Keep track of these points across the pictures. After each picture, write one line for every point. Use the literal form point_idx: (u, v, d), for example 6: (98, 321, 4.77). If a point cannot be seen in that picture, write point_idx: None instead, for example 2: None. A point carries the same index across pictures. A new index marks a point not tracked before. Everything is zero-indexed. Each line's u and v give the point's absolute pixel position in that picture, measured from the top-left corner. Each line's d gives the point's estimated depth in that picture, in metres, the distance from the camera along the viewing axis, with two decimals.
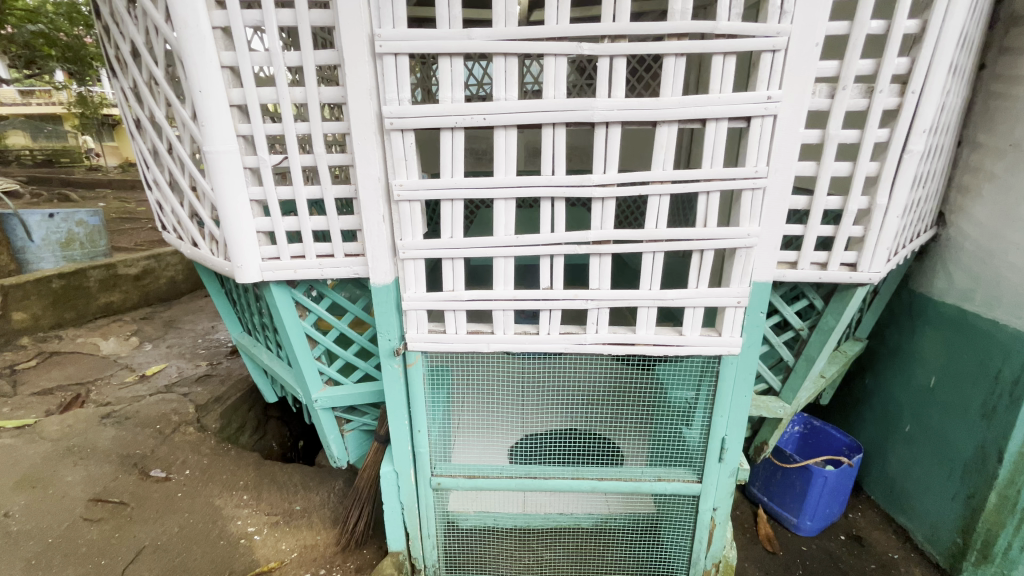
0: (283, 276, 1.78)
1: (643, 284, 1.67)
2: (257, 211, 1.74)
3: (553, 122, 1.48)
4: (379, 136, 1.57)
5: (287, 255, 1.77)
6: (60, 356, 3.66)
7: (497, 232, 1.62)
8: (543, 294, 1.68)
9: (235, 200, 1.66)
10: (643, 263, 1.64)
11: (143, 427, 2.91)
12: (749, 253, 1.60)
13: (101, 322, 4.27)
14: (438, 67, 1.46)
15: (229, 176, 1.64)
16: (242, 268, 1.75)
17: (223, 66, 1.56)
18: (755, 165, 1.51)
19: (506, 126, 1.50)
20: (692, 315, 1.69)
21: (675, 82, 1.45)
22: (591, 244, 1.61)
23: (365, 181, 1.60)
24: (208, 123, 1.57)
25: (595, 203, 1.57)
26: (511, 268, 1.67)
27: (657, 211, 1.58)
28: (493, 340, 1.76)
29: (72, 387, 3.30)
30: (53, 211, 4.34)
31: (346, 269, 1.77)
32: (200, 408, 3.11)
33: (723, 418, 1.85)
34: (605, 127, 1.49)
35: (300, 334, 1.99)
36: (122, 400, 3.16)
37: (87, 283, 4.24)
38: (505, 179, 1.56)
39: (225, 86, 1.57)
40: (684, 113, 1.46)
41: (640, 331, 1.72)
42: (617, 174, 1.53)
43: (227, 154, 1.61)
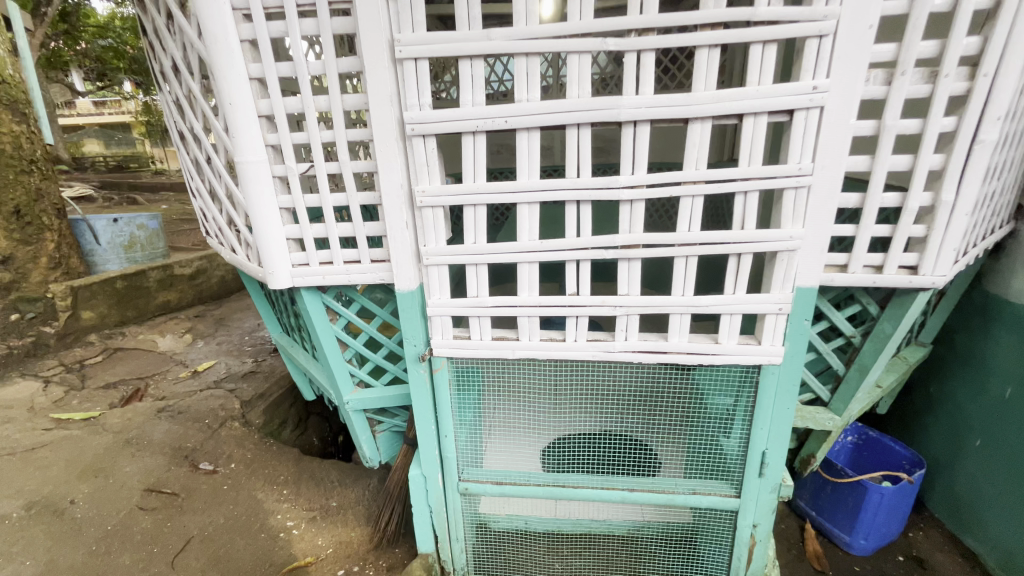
0: (312, 282, 1.82)
1: (675, 290, 1.58)
2: (286, 218, 1.77)
3: (577, 123, 1.42)
4: (400, 142, 1.56)
5: (316, 261, 1.80)
6: (124, 352, 3.92)
7: (521, 237, 1.58)
8: (569, 300, 1.62)
9: (266, 208, 1.70)
10: (675, 268, 1.55)
11: (193, 421, 3.07)
12: (792, 256, 1.48)
13: (160, 319, 4.56)
14: (459, 71, 1.43)
15: (258, 185, 1.67)
16: (274, 274, 1.79)
17: (252, 78, 1.59)
18: (799, 162, 1.39)
19: (528, 128, 1.45)
20: (728, 322, 1.59)
21: (708, 75, 1.35)
22: (619, 249, 1.53)
23: (388, 189, 1.60)
24: (238, 134, 1.61)
25: (622, 206, 1.50)
26: (536, 273, 1.62)
27: (689, 212, 1.48)
28: (518, 346, 1.72)
29: (133, 381, 3.53)
30: (116, 216, 4.66)
31: (371, 275, 1.77)
32: (245, 404, 3.27)
33: (764, 431, 1.73)
34: (633, 126, 1.41)
35: (331, 338, 2.02)
36: (177, 394, 3.35)
37: (147, 283, 4.52)
38: (528, 183, 1.50)
39: (254, 98, 1.60)
40: (717, 109, 1.36)
41: (672, 338, 1.63)
42: (646, 175, 1.45)
43: (258, 163, 1.65)
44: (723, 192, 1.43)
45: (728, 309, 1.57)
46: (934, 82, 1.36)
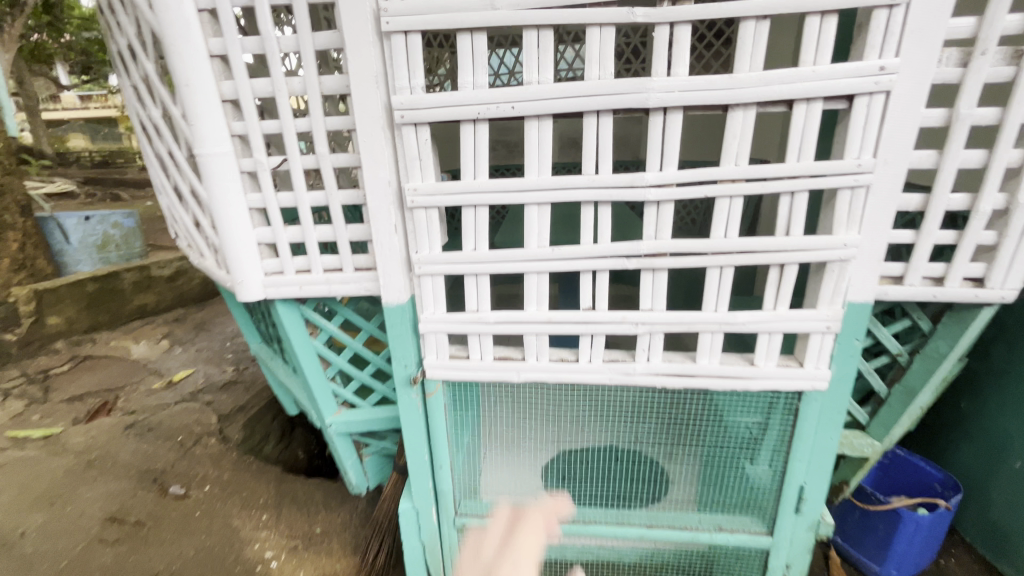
0: (287, 293, 1.59)
1: (707, 305, 1.37)
2: (258, 220, 1.54)
3: (598, 109, 1.20)
4: (388, 132, 1.34)
5: (292, 269, 1.57)
6: (93, 360, 3.65)
7: (529, 243, 1.35)
8: (583, 316, 1.40)
9: (232, 209, 1.47)
10: (708, 280, 1.34)
11: (164, 439, 2.82)
12: (845, 268, 1.27)
13: (136, 324, 4.29)
14: (457, 47, 1.21)
15: (223, 181, 1.44)
16: (243, 283, 1.56)
17: (213, 55, 1.35)
18: (858, 157, 1.18)
19: (540, 115, 1.23)
20: (766, 341, 1.38)
21: (755, 53, 1.13)
22: (643, 257, 1.32)
23: (374, 186, 1.37)
24: (198, 122, 1.38)
25: (649, 208, 1.28)
26: (546, 284, 1.40)
27: (726, 216, 1.27)
28: (524, 368, 1.50)
29: (101, 393, 3.27)
30: (88, 213, 4.37)
31: (355, 285, 1.54)
32: (223, 418, 3.02)
33: (802, 463, 1.53)
34: (663, 114, 1.20)
35: (311, 355, 1.80)
36: (148, 408, 3.10)
37: (122, 286, 4.24)
38: (538, 181, 1.28)
39: (216, 79, 1.37)
40: (764, 94, 1.14)
41: (702, 360, 1.43)
42: (677, 172, 1.23)
43: (223, 156, 1.42)
44: (767, 192, 1.22)
45: (767, 327, 1.36)
46: (1018, 63, 1.16)
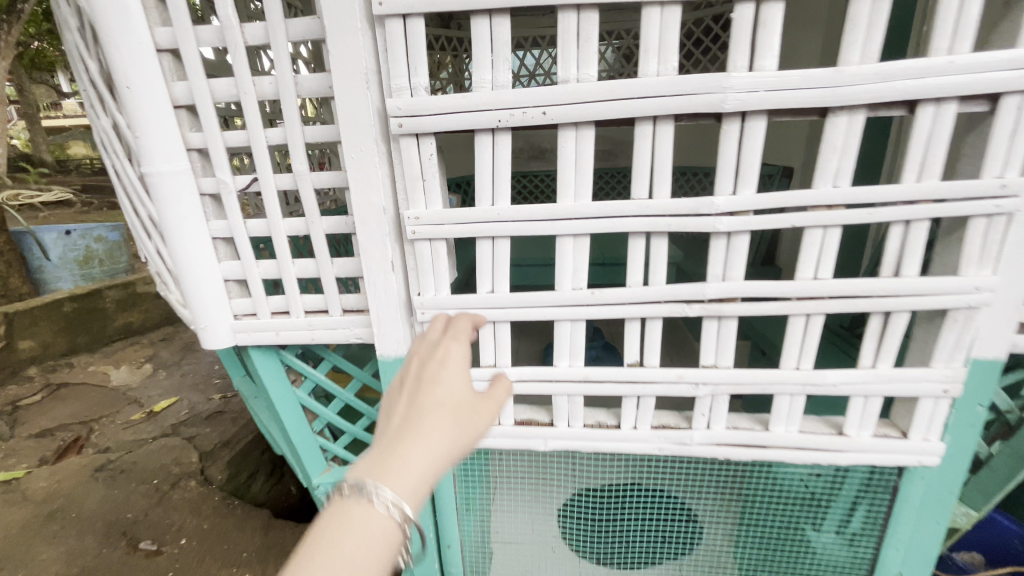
0: (263, 339, 1.31)
1: (787, 362, 1.08)
2: (225, 252, 1.26)
3: (654, 115, 0.92)
4: (384, 145, 1.06)
5: (267, 311, 1.29)
6: (69, 388, 3.38)
7: (562, 285, 1.07)
8: (628, 374, 1.12)
9: (191, 240, 1.19)
10: (789, 331, 1.05)
11: (138, 482, 2.54)
12: (972, 317, 0.98)
13: (119, 345, 4.02)
14: (472, 35, 0.93)
15: (177, 206, 1.16)
16: (209, 328, 1.28)
17: (160, 49, 1.08)
18: (1000, 176, 0.90)
19: (578, 122, 0.95)
20: (860, 406, 1.09)
21: (868, 40, 0.85)
22: (707, 303, 1.04)
23: (365, 213, 1.09)
24: (143, 134, 1.10)
25: (715, 241, 1.00)
26: (582, 334, 1.11)
27: (817, 251, 0.99)
28: (552, 437, 1.22)
29: (74, 427, 2.99)
30: (69, 227, 4.05)
31: (343, 331, 1.26)
32: (205, 456, 2.74)
33: (898, 551, 1.25)
34: (740, 121, 0.92)
35: (293, 408, 1.52)
36: (123, 445, 2.82)
37: (104, 304, 3.97)
38: (574, 207, 1.00)
39: (165, 80, 1.09)
40: (881, 95, 0.86)
41: (775, 427, 1.14)
42: (756, 196, 0.95)
43: (177, 176, 1.14)
44: (876, 222, 0.94)
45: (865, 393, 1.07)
46: None
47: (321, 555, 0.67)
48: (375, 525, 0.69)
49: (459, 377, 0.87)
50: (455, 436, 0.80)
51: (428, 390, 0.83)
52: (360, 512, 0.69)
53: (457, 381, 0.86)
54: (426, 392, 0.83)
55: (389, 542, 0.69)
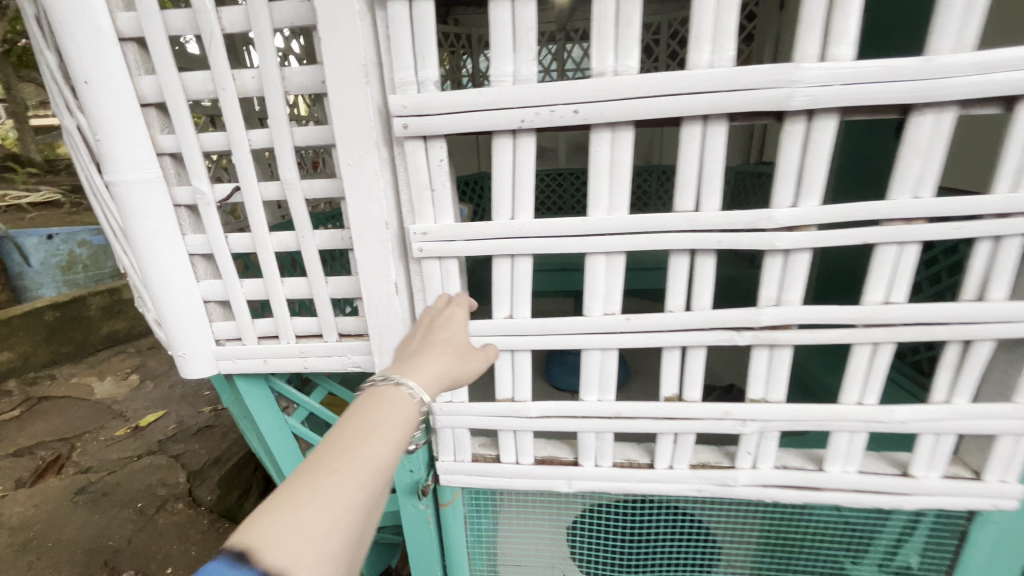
0: (249, 367, 1.16)
1: (847, 395, 0.95)
2: (205, 269, 1.11)
3: (705, 114, 0.78)
4: (386, 149, 0.91)
5: (253, 335, 1.14)
6: (50, 402, 3.21)
7: (592, 308, 0.94)
8: (666, 410, 0.99)
9: (165, 257, 1.04)
10: (851, 360, 0.92)
11: (120, 506, 2.39)
12: None
13: (104, 355, 3.85)
14: (489, 20, 0.79)
15: (149, 219, 1.01)
16: (187, 355, 1.14)
17: (124, 38, 0.93)
18: None
19: (614, 123, 0.81)
20: (929, 443, 0.97)
21: (965, 24, 0.71)
22: (760, 331, 0.91)
23: (364, 228, 0.94)
24: (106, 137, 0.95)
25: (769, 260, 0.87)
26: (615, 364, 0.97)
27: (889, 272, 0.85)
28: (576, 477, 1.09)
29: (53, 445, 2.83)
30: (51, 231, 3.88)
31: (340, 359, 1.11)
32: (193, 475, 2.58)
33: None
34: (806, 120, 0.78)
35: (284, 437, 1.37)
36: (105, 464, 2.66)
37: (88, 312, 3.80)
38: (607, 222, 0.86)
39: (131, 74, 0.94)
40: (979, 90, 0.72)
41: (830, 466, 1.01)
42: (822, 208, 0.82)
43: (147, 185, 0.99)
44: (961, 238, 0.80)
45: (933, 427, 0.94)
46: None
47: (319, 466, 0.60)
48: (378, 437, 0.63)
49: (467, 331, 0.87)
50: (459, 364, 0.80)
51: (439, 327, 0.85)
52: (363, 422, 0.64)
53: (463, 328, 0.87)
54: (435, 328, 0.85)
55: (387, 461, 0.63)
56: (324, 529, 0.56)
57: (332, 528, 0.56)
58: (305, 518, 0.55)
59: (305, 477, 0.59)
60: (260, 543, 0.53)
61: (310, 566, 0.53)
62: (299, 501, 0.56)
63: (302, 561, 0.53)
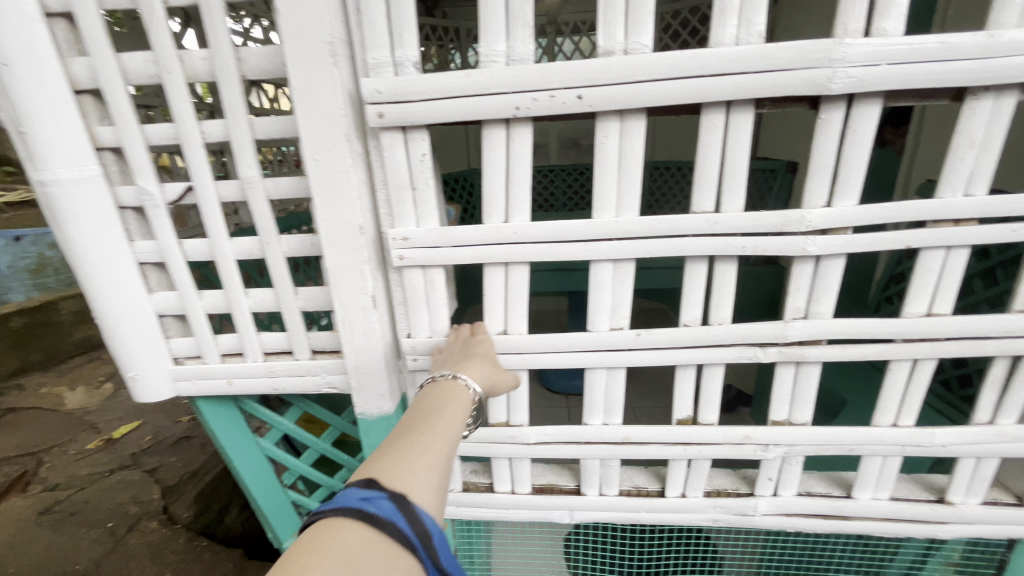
0: (211, 388, 1.04)
1: (884, 415, 0.93)
2: (157, 279, 0.99)
3: (728, 101, 0.70)
4: (360, 142, 0.80)
5: (214, 353, 1.02)
6: (17, 414, 3.04)
7: (598, 324, 0.86)
8: (679, 434, 0.94)
9: (107, 266, 0.91)
10: (888, 383, 0.90)
11: (90, 525, 2.25)
12: None
13: (76, 363, 3.67)
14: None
15: (89, 225, 0.88)
16: (140, 377, 1.01)
17: (51, 13, 0.80)
18: None
19: (624, 110, 0.71)
20: (971, 469, 0.96)
21: None
22: (788, 346, 0.85)
23: (336, 237, 0.82)
24: (32, 128, 0.81)
25: (799, 266, 0.80)
26: (620, 386, 0.91)
27: (936, 276, 0.81)
28: (578, 507, 1.05)
29: (19, 460, 2.67)
30: (19, 233, 3.71)
31: (312, 379, 0.99)
32: (168, 490, 2.45)
33: None
34: (844, 106, 0.71)
35: (258, 462, 1.25)
36: (75, 480, 2.51)
37: (58, 318, 3.62)
38: (618, 226, 0.76)
39: (62, 56, 0.82)
40: None
41: (860, 493, 1.00)
42: (858, 209, 0.74)
43: (85, 184, 0.86)
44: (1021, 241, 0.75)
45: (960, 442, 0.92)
46: None
47: (409, 431, 0.65)
48: (456, 404, 0.71)
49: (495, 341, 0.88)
50: (496, 378, 0.79)
51: (472, 342, 0.84)
52: (443, 395, 0.71)
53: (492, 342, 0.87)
54: (469, 343, 0.84)
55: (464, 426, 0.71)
56: (435, 472, 0.61)
57: (438, 471, 0.62)
58: (420, 460, 0.61)
59: (401, 444, 0.63)
60: (385, 479, 0.58)
61: (430, 503, 0.59)
62: (411, 447, 0.62)
63: (423, 495, 0.58)
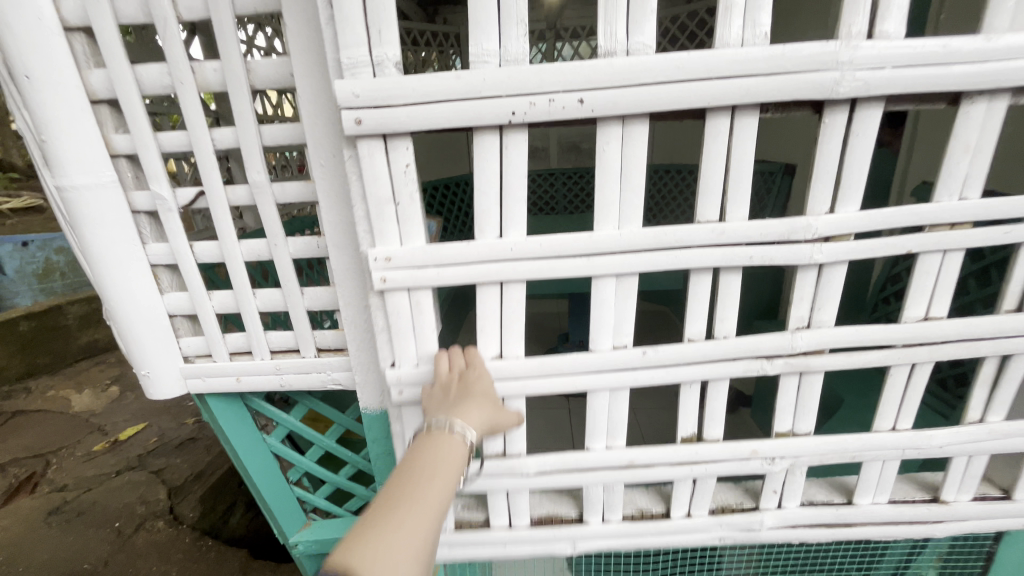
0: (222, 385, 1.08)
1: (885, 421, 0.99)
2: (170, 281, 1.02)
3: (733, 105, 0.74)
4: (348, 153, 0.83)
5: (224, 351, 1.05)
6: (24, 417, 3.08)
7: (600, 343, 0.90)
8: (683, 452, 0.98)
9: (123, 268, 0.95)
10: (890, 386, 0.96)
11: (98, 525, 2.29)
12: None
13: (82, 367, 3.71)
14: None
15: (107, 229, 0.92)
16: (153, 374, 1.04)
17: (70, 27, 0.84)
18: None
19: (625, 115, 0.75)
20: (963, 467, 1.03)
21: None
22: (795, 357, 0.91)
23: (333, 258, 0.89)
24: (53, 137, 0.86)
25: (804, 274, 0.85)
26: (622, 407, 0.96)
27: (933, 277, 0.87)
28: (582, 536, 1.08)
29: (28, 462, 2.71)
30: (26, 239, 3.77)
31: (319, 376, 1.03)
32: (175, 491, 2.48)
33: None
34: (848, 110, 0.76)
35: (263, 457, 1.29)
36: (84, 480, 2.55)
37: (65, 322, 3.66)
38: (627, 236, 0.80)
39: (80, 68, 0.86)
40: None
41: (860, 499, 1.06)
42: (862, 215, 0.80)
43: (102, 191, 0.90)
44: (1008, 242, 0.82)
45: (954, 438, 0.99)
46: None
47: (397, 504, 0.68)
48: (445, 470, 0.74)
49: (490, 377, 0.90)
50: (493, 419, 0.85)
51: (469, 384, 0.86)
52: (432, 460, 0.75)
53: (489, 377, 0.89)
54: (465, 383, 0.87)
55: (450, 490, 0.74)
56: (418, 548, 0.66)
57: (422, 547, 0.66)
58: (405, 540, 0.65)
59: (387, 519, 0.66)
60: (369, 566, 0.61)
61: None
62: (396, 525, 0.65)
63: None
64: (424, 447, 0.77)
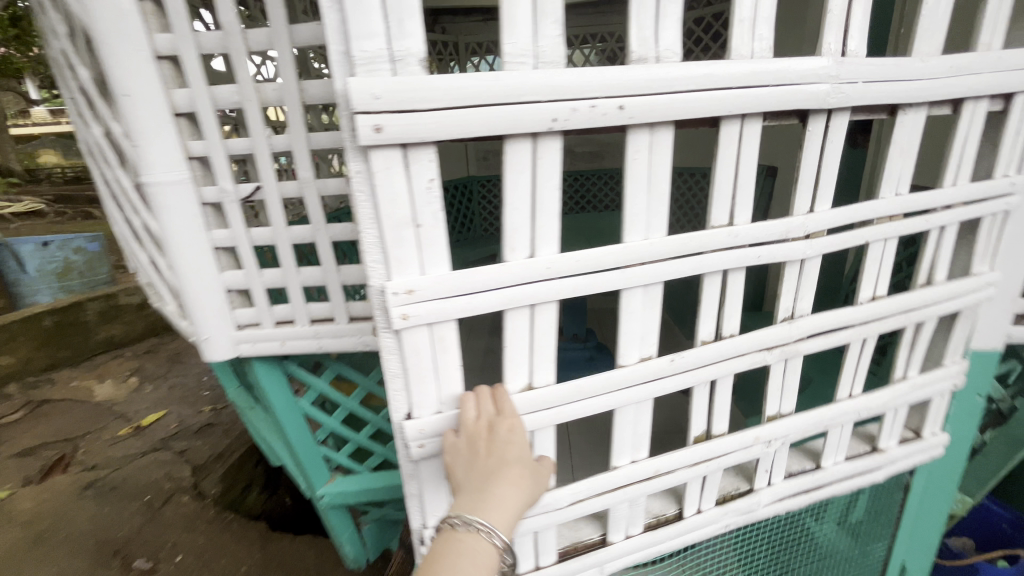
0: (267, 349, 1.29)
1: (843, 389, 1.18)
2: (225, 261, 1.23)
3: (744, 113, 0.86)
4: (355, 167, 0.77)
5: (270, 320, 1.26)
6: (50, 406, 3.27)
7: (627, 354, 0.96)
8: (702, 452, 1.07)
9: (191, 249, 1.16)
10: (849, 359, 1.14)
11: (128, 499, 2.48)
12: (976, 313, 1.19)
13: (101, 360, 3.89)
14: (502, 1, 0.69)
15: (181, 217, 1.13)
16: (210, 339, 1.26)
17: (159, 55, 1.05)
18: (1004, 172, 1.10)
19: (655, 123, 0.81)
20: (894, 421, 1.25)
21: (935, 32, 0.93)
22: (791, 343, 1.05)
23: None
24: (142, 142, 1.07)
25: (791, 266, 1.01)
26: (647, 417, 1.02)
27: (878, 259, 1.07)
28: (609, 561, 1.10)
29: (57, 445, 2.90)
30: (47, 238, 3.96)
31: (352, 340, 1.26)
32: (197, 469, 2.67)
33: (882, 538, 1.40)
34: (826, 117, 0.93)
35: (296, 417, 1.49)
36: (112, 461, 2.74)
37: (85, 317, 3.84)
38: (653, 243, 0.87)
39: (165, 87, 1.07)
40: (944, 91, 0.95)
41: (828, 461, 1.24)
42: (830, 212, 0.98)
43: (178, 186, 1.11)
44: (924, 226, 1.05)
45: (892, 396, 1.20)
46: None
47: None
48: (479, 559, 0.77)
49: (518, 443, 0.85)
50: (525, 491, 0.84)
51: (494, 464, 0.82)
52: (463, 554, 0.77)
53: (517, 445, 0.84)
54: (490, 462, 0.82)
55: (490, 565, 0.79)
56: None
57: None
58: None
59: None
60: None
61: None
62: None
63: None
64: (452, 550, 0.77)
